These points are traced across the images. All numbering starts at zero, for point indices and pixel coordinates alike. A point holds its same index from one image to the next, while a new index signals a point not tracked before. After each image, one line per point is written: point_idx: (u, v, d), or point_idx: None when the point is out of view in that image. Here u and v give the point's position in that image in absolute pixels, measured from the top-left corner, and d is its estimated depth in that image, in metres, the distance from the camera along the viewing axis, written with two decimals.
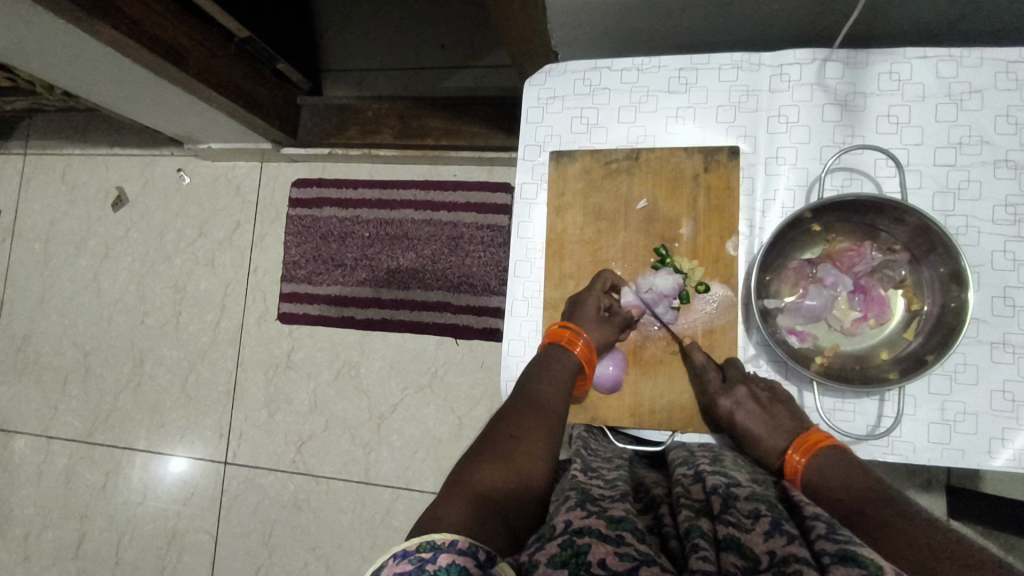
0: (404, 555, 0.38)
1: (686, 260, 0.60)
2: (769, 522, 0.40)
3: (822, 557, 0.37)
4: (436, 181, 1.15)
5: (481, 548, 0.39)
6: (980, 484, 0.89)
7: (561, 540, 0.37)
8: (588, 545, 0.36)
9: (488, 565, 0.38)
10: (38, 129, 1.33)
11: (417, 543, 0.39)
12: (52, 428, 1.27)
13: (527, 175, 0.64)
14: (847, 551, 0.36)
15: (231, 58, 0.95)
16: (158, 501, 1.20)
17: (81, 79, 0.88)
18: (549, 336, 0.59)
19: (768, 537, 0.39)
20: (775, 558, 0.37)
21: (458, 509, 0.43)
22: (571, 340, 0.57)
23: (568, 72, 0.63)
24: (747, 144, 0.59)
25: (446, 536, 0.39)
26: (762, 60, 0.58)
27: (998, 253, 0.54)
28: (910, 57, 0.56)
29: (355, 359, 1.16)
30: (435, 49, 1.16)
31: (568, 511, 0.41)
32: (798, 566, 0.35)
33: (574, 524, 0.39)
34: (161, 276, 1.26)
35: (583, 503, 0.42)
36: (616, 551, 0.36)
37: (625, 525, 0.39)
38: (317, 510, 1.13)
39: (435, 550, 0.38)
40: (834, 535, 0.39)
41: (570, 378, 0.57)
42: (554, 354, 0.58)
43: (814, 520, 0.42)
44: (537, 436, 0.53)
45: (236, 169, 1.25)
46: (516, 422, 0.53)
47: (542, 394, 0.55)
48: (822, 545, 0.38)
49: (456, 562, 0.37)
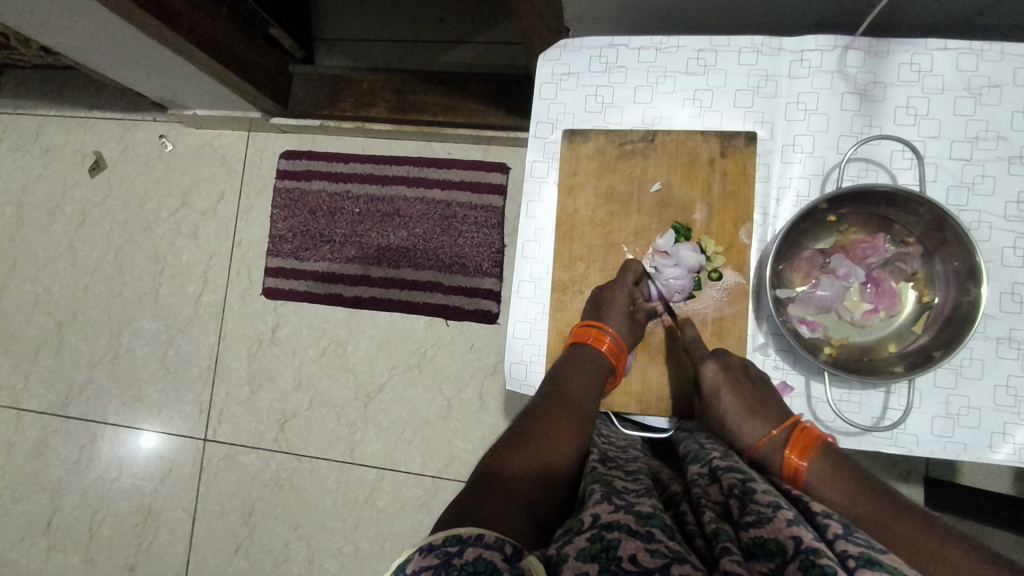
0: (430, 549, 0.36)
1: (711, 243, 0.58)
2: (791, 513, 0.40)
3: (845, 557, 0.37)
4: (432, 159, 1.12)
5: (508, 542, 0.37)
6: (958, 476, 0.92)
7: (590, 533, 0.37)
8: (618, 540, 0.36)
9: (516, 560, 0.36)
10: (10, 87, 1.26)
11: (443, 536, 0.37)
12: (22, 400, 1.22)
13: (539, 153, 0.62)
14: (870, 555, 0.36)
15: (222, 21, 0.91)
16: (134, 476, 1.17)
17: (62, 34, 0.84)
18: (574, 334, 0.58)
19: (793, 525, 0.38)
20: (801, 546, 0.36)
21: (485, 504, 0.41)
22: (597, 338, 0.56)
23: (583, 48, 0.61)
24: (764, 130, 0.58)
25: (473, 530, 0.37)
26: (783, 45, 0.57)
27: (1008, 250, 0.54)
28: (931, 48, 0.55)
29: (342, 336, 1.13)
30: (433, 21, 1.12)
31: (595, 504, 0.40)
32: (829, 561, 0.34)
33: (603, 518, 0.38)
34: (140, 246, 1.22)
35: (609, 497, 0.41)
36: (647, 548, 0.35)
37: (654, 522, 0.38)
38: (299, 489, 1.11)
39: (462, 543, 0.36)
40: (851, 537, 0.39)
41: (599, 376, 0.56)
42: (577, 354, 0.57)
43: (827, 519, 0.41)
44: (566, 435, 0.52)
45: (222, 137, 1.21)
46: (545, 420, 0.52)
47: (571, 393, 0.54)
48: (844, 546, 0.38)
49: (483, 557, 0.36)
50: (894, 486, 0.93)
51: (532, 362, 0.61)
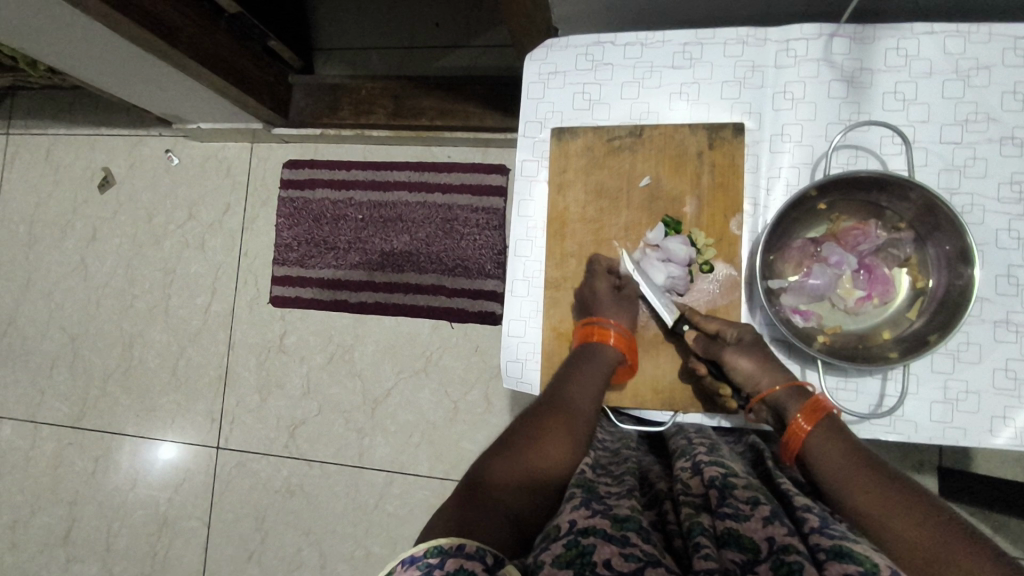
0: (412, 561, 0.37)
1: (701, 236, 0.59)
2: (768, 509, 0.41)
3: (816, 551, 0.37)
4: (432, 163, 1.13)
5: (489, 551, 0.38)
6: (971, 464, 0.91)
7: (566, 540, 0.37)
8: (593, 546, 0.36)
9: (498, 569, 0.37)
10: (20, 108, 1.29)
11: (425, 548, 0.37)
12: (40, 413, 1.25)
13: (529, 152, 0.63)
14: (842, 547, 0.37)
15: (220, 35, 0.92)
16: (150, 485, 1.19)
17: (65, 55, 0.85)
18: (579, 334, 0.58)
19: (768, 526, 0.39)
20: (774, 546, 0.37)
21: (467, 511, 0.42)
22: (601, 335, 0.56)
23: (569, 47, 0.61)
24: (752, 121, 0.58)
25: (454, 540, 0.38)
26: (768, 35, 0.57)
27: (1002, 232, 0.54)
28: (917, 33, 0.55)
29: (349, 342, 1.15)
30: (429, 26, 1.14)
31: (572, 510, 0.41)
32: (798, 559, 0.35)
33: (579, 524, 0.39)
34: (149, 258, 1.24)
35: (588, 503, 0.42)
36: (621, 551, 0.36)
37: (629, 525, 0.39)
38: (310, 495, 1.12)
39: (443, 555, 0.37)
40: (827, 529, 0.39)
41: (606, 371, 0.56)
42: (582, 351, 0.57)
43: (805, 512, 0.42)
44: (561, 441, 0.52)
45: (225, 149, 1.23)
46: (538, 425, 0.52)
47: (571, 396, 0.54)
48: (817, 540, 0.38)
49: (464, 568, 0.36)
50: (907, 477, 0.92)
51: (528, 360, 0.61)
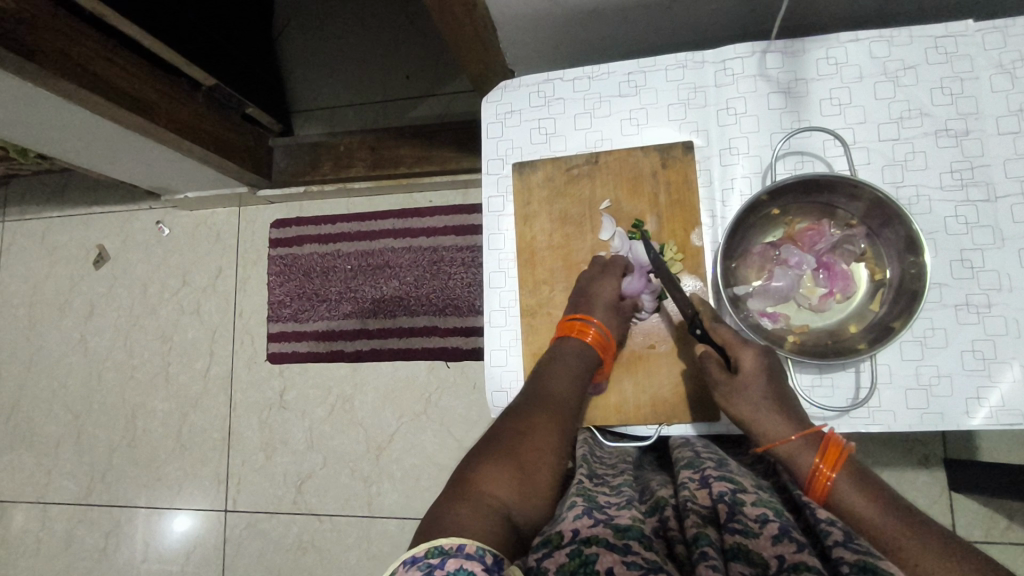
0: (413, 561, 0.38)
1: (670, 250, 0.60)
2: (777, 528, 0.41)
3: (840, 564, 0.39)
4: (414, 209, 1.17)
5: (489, 552, 0.40)
6: (975, 453, 0.90)
7: (569, 549, 0.39)
8: (596, 555, 0.38)
9: (495, 568, 0.38)
10: (14, 196, 1.34)
11: (427, 549, 0.39)
12: (48, 494, 1.25)
13: (493, 189, 0.66)
14: (865, 562, 0.38)
15: (200, 107, 0.97)
16: (161, 556, 1.19)
17: (54, 140, 0.90)
18: (561, 328, 0.59)
19: (777, 544, 0.40)
20: (783, 565, 0.38)
21: (455, 510, 0.44)
22: (582, 330, 0.58)
23: (521, 87, 0.65)
24: (700, 138, 0.61)
25: (454, 541, 0.40)
26: (705, 58, 0.61)
27: (950, 218, 0.56)
28: (843, 41, 0.59)
29: (348, 392, 1.16)
30: (400, 80, 1.18)
31: (575, 519, 0.42)
32: None
33: (581, 533, 0.40)
34: (147, 329, 1.27)
35: (589, 512, 0.43)
36: (623, 559, 0.37)
37: (631, 534, 0.40)
38: (321, 549, 1.11)
39: (443, 555, 0.38)
40: (850, 543, 0.41)
41: (585, 370, 0.57)
42: (563, 345, 0.58)
43: (829, 526, 0.44)
44: (546, 435, 0.52)
45: (214, 216, 1.26)
46: (519, 418, 0.53)
47: (549, 388, 0.55)
48: (840, 554, 0.40)
49: (463, 567, 0.38)
50: (911, 472, 0.92)
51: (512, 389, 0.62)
